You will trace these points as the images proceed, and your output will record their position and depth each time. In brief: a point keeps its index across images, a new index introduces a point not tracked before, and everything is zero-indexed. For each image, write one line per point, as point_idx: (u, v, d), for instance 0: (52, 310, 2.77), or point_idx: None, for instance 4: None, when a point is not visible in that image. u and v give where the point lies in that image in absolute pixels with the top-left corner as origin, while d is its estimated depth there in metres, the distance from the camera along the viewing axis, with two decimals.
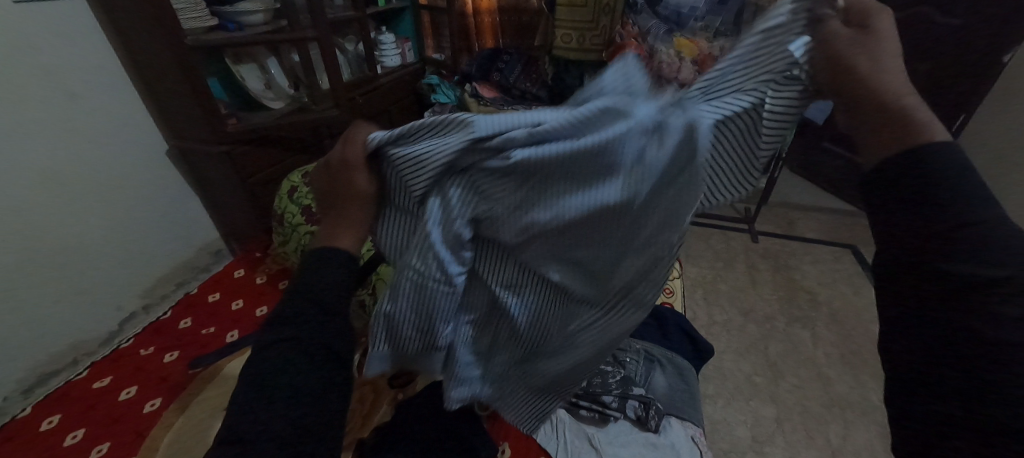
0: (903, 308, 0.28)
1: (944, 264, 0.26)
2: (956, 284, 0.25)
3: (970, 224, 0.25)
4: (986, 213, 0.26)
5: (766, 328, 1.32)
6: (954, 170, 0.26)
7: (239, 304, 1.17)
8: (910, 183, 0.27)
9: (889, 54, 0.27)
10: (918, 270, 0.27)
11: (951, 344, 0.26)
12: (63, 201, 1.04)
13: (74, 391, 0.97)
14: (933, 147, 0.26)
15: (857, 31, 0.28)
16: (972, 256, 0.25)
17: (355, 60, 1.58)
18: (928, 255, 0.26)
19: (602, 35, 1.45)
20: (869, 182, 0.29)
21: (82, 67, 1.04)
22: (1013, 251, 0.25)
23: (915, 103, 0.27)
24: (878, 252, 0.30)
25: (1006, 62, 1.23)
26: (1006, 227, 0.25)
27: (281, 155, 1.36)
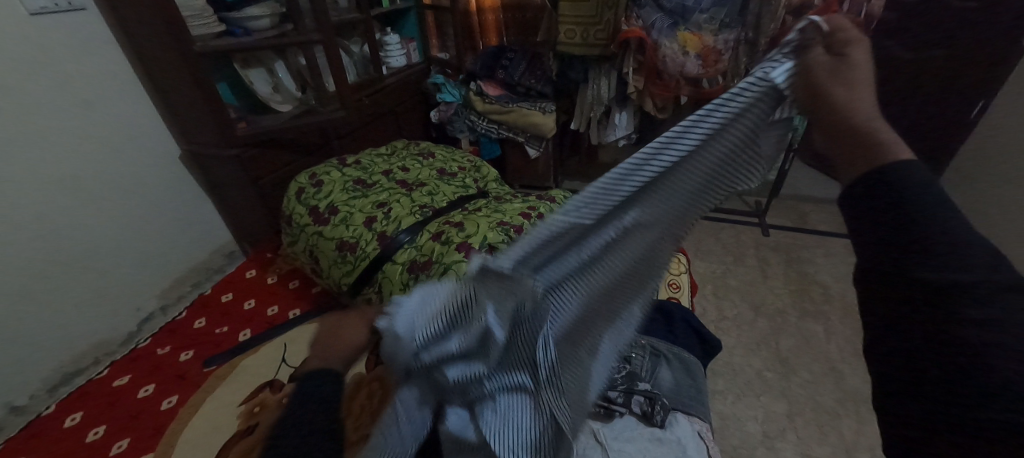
0: (882, 310, 0.26)
1: (914, 268, 0.24)
2: (932, 297, 0.23)
3: (935, 235, 0.24)
4: (951, 225, 0.24)
5: (778, 322, 1.30)
6: (922, 186, 0.25)
7: (251, 305, 1.20)
8: (881, 201, 0.26)
9: (860, 82, 0.29)
10: (886, 270, 0.25)
11: (938, 363, 0.23)
12: (82, 205, 1.07)
13: (95, 389, 1.00)
14: (901, 165, 0.26)
15: (833, 60, 0.30)
16: (938, 257, 0.23)
17: (361, 61, 1.60)
18: (905, 260, 0.24)
19: (605, 30, 1.44)
20: (845, 202, 0.28)
21: (95, 75, 1.07)
22: (978, 261, 0.23)
23: (880, 125, 0.27)
24: (856, 271, 0.28)
25: None
26: (970, 238, 0.24)
27: (292, 158, 1.39)
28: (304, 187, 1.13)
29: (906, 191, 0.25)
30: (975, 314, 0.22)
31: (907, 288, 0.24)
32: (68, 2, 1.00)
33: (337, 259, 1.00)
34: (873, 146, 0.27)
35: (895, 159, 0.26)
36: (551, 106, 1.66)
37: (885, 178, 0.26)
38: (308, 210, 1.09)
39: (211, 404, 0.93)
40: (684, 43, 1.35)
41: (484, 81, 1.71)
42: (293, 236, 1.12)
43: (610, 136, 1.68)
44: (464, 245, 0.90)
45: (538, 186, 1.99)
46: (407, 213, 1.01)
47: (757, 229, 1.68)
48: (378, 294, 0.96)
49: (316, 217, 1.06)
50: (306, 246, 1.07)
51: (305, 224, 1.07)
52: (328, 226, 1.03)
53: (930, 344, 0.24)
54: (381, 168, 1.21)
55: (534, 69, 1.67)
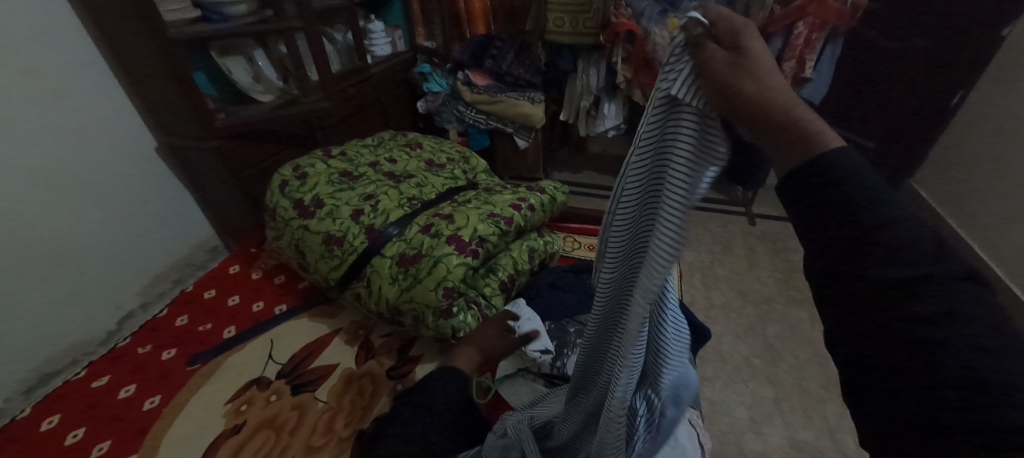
0: (853, 330, 0.27)
1: (874, 272, 0.25)
2: (882, 283, 0.25)
3: (883, 225, 0.25)
4: (896, 212, 0.25)
5: (764, 310, 1.32)
6: (853, 175, 0.26)
7: (235, 301, 1.17)
8: (824, 192, 0.26)
9: (766, 72, 0.29)
10: (842, 268, 0.26)
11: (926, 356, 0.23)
12: (54, 201, 1.03)
13: (74, 391, 0.97)
14: (827, 152, 0.27)
15: (732, 51, 0.30)
16: (894, 261, 0.24)
17: (345, 50, 1.55)
18: (860, 253, 0.25)
19: (595, 18, 1.42)
20: (789, 195, 0.28)
21: (64, 63, 1.01)
22: (919, 245, 0.24)
23: (805, 114, 0.28)
24: (810, 262, 0.29)
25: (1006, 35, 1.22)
26: (912, 222, 0.25)
27: (275, 149, 1.35)
28: (287, 180, 1.10)
29: (845, 188, 0.26)
30: (927, 301, 0.24)
31: (874, 296, 0.25)
32: None
33: (324, 253, 0.98)
34: (802, 141, 0.28)
35: (826, 149, 0.27)
36: (540, 95, 1.64)
37: (825, 174, 0.26)
38: (292, 203, 1.06)
39: (197, 403, 0.91)
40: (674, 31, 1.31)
41: (472, 70, 1.69)
42: (278, 230, 1.09)
43: (599, 127, 1.67)
44: (454, 237, 0.90)
45: (527, 177, 1.97)
46: (395, 205, 0.99)
47: (744, 219, 1.71)
48: (366, 288, 0.95)
49: (302, 210, 1.03)
50: (291, 241, 1.04)
51: (289, 218, 1.04)
52: (313, 220, 1.00)
53: (906, 345, 0.24)
54: (368, 159, 1.18)
55: (523, 58, 1.65)
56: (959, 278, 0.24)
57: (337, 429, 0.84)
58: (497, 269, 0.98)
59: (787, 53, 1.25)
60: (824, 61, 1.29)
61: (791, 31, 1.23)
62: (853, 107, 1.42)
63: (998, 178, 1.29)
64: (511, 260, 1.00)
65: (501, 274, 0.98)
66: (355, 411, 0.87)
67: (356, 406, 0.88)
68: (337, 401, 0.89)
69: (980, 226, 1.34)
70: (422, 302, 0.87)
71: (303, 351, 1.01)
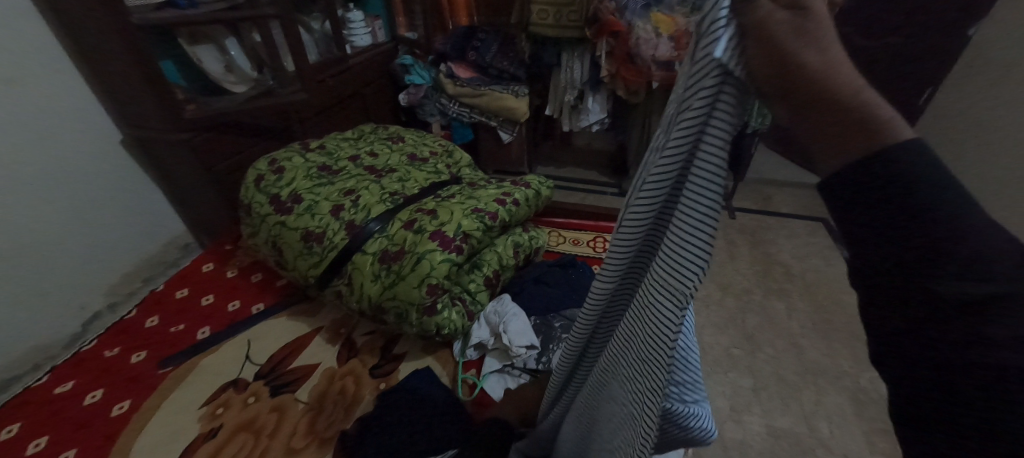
0: (890, 328, 0.25)
1: (943, 279, 0.22)
2: (952, 295, 0.22)
3: (958, 230, 0.21)
4: (972, 213, 0.21)
5: (744, 301, 1.35)
6: (921, 169, 0.22)
7: (210, 300, 1.12)
8: (884, 189, 0.23)
9: (830, 44, 0.24)
10: (898, 270, 0.23)
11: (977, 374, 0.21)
12: (9, 198, 0.96)
13: (36, 397, 0.92)
14: (900, 144, 0.23)
15: (795, 13, 0.25)
16: (969, 269, 0.21)
17: (323, 39, 1.50)
18: (924, 259, 0.22)
19: (579, 11, 1.41)
20: (839, 188, 0.25)
21: (17, 50, 0.95)
22: (1001, 251, 0.21)
23: (870, 97, 0.23)
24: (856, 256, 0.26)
25: (972, 35, 1.27)
26: (991, 224, 0.21)
27: (250, 142, 1.30)
28: (263, 174, 1.06)
29: (911, 186, 0.22)
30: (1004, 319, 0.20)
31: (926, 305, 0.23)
32: None
33: (303, 250, 0.95)
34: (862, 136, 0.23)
35: (896, 143, 0.23)
36: (524, 89, 1.63)
37: (887, 168, 0.22)
38: (268, 199, 1.02)
39: (170, 407, 0.88)
40: (657, 25, 1.34)
41: (455, 63, 1.66)
42: (253, 226, 1.05)
43: (583, 121, 1.67)
44: (437, 233, 0.88)
45: (512, 171, 1.96)
46: (377, 200, 0.97)
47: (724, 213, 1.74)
48: (347, 285, 0.92)
49: (279, 206, 1.00)
50: (268, 238, 1.01)
51: (265, 214, 1.01)
52: (291, 216, 0.97)
53: (968, 363, 0.22)
54: (348, 153, 1.15)
55: (507, 51, 1.62)
56: None
57: (318, 431, 0.82)
58: (482, 265, 0.97)
59: None
60: None
61: None
62: None
63: None
64: (496, 255, 0.99)
65: (486, 270, 0.97)
66: (337, 412, 0.85)
67: (337, 407, 0.86)
68: (318, 401, 0.87)
69: None
70: (405, 299, 0.85)
71: (283, 351, 0.98)
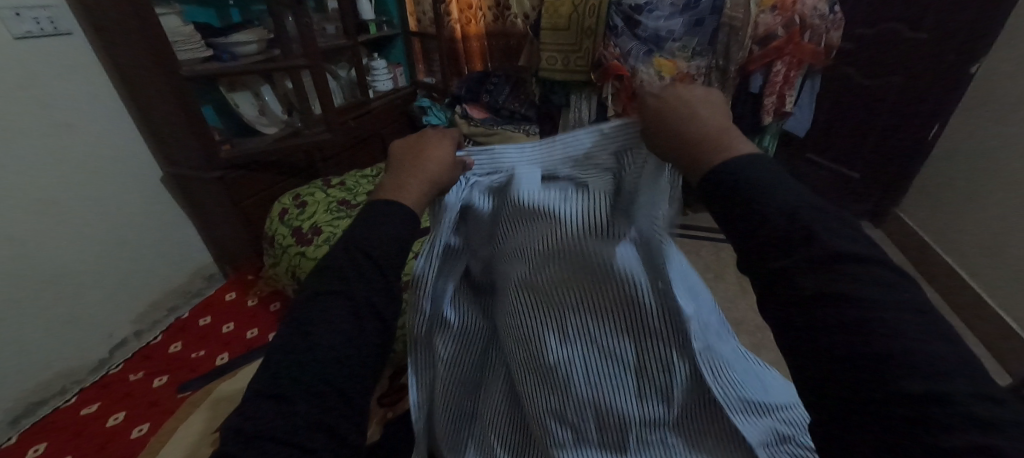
0: (804, 319, 0.25)
1: (806, 256, 0.25)
2: (815, 253, 0.25)
3: (806, 241, 0.26)
4: (816, 224, 0.26)
5: (758, 338, 1.33)
6: (766, 181, 0.29)
7: (229, 329, 1.22)
8: (773, 228, 0.27)
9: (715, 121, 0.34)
10: (790, 278, 0.26)
11: (831, 308, 0.24)
12: (60, 228, 1.06)
13: (62, 419, 1.02)
14: (736, 161, 0.30)
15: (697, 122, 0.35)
16: (827, 259, 0.25)
17: (348, 85, 1.64)
18: (783, 244, 0.26)
19: (585, 57, 1.48)
20: (753, 240, 0.28)
21: (80, 99, 1.07)
22: (831, 239, 0.25)
23: (715, 136, 0.33)
24: (776, 306, 0.27)
25: (973, 72, 1.51)
26: (821, 226, 0.26)
27: (276, 179, 1.41)
28: (287, 207, 1.14)
29: (765, 204, 0.28)
30: (836, 251, 0.25)
31: (819, 301, 0.24)
32: (54, 27, 1.00)
33: None
34: (716, 141, 0.32)
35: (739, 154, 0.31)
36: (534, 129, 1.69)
37: (730, 177, 0.30)
38: (291, 230, 1.09)
39: None
40: (660, 69, 1.40)
41: (469, 104, 1.75)
42: (276, 257, 1.11)
43: None
44: None
45: None
46: None
47: None
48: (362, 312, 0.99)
49: (300, 237, 1.06)
50: (289, 267, 1.07)
51: (288, 244, 1.07)
52: (311, 246, 1.04)
53: (835, 304, 0.24)
54: (366, 188, 1.22)
55: (518, 93, 1.74)
56: (862, 261, 0.25)
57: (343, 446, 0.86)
58: None
59: (767, 89, 1.40)
60: (804, 97, 1.49)
61: (770, 69, 1.38)
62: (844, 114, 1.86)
63: (995, 213, 1.35)
64: None
65: None
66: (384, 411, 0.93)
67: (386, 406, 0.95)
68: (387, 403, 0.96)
69: (971, 265, 1.43)
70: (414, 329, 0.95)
71: None
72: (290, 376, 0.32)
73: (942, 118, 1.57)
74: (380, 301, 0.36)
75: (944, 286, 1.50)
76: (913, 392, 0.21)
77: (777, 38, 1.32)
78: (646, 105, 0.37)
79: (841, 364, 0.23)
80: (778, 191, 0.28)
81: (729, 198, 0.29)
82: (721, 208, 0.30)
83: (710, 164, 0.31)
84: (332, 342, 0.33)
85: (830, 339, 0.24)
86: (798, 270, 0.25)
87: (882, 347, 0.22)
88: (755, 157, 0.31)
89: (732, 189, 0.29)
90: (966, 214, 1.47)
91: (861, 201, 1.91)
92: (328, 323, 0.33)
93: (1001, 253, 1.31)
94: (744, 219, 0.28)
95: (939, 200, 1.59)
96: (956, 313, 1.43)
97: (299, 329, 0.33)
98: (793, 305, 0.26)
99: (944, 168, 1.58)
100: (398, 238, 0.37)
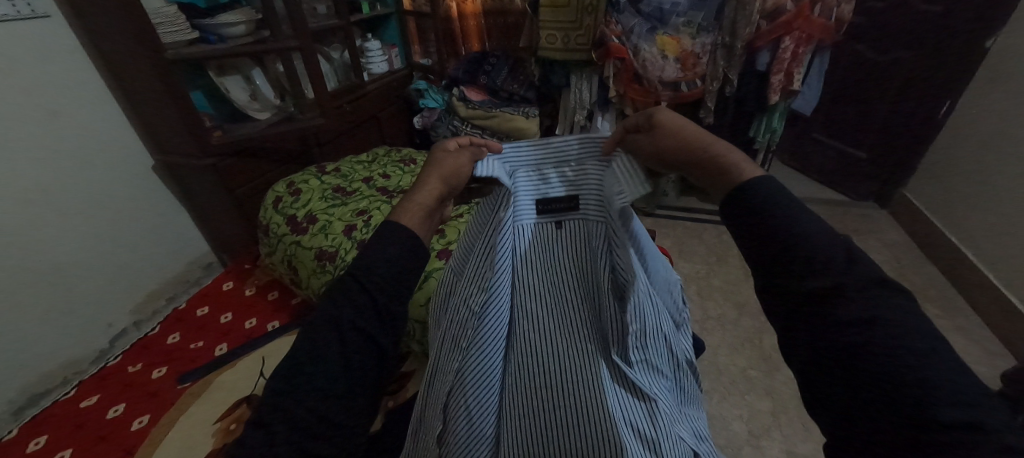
0: (833, 347, 0.30)
1: (833, 287, 0.31)
2: (840, 286, 0.31)
3: (831, 273, 0.32)
4: (833, 255, 0.33)
5: (761, 322, 1.32)
6: (793, 215, 0.35)
7: (228, 319, 1.22)
8: (805, 259, 0.33)
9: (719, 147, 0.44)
10: (823, 308, 0.32)
11: (863, 343, 0.29)
12: (51, 220, 1.04)
13: (65, 410, 1.02)
14: (758, 185, 0.38)
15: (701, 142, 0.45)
16: (855, 293, 0.31)
17: (342, 67, 1.58)
18: (815, 275, 0.32)
19: (586, 35, 1.41)
20: (786, 268, 0.34)
21: (62, 85, 1.03)
22: (852, 274, 0.32)
23: (730, 157, 0.42)
24: (801, 337, 0.33)
25: (989, 46, 1.41)
26: (843, 259, 0.33)
27: (270, 166, 1.38)
28: (281, 196, 1.11)
29: (793, 234, 0.34)
30: (860, 285, 0.31)
31: (851, 332, 0.30)
32: (31, 9, 0.95)
33: (316, 268, 0.98)
34: (733, 161, 0.41)
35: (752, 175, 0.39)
36: (534, 110, 1.65)
37: (757, 203, 0.37)
38: (285, 219, 1.07)
39: (186, 422, 0.95)
40: (662, 47, 1.36)
41: (467, 86, 1.71)
42: (271, 246, 1.09)
43: None
44: (444, 252, 0.99)
45: None
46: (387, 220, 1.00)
47: None
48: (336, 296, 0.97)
49: (296, 225, 1.04)
50: (285, 256, 1.05)
51: (282, 234, 1.05)
52: (307, 235, 1.01)
53: (860, 336, 0.30)
54: (362, 175, 1.19)
55: (517, 74, 1.67)
56: (879, 292, 0.31)
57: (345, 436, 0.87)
58: None
59: (774, 66, 1.35)
60: (813, 74, 1.44)
61: (778, 45, 1.33)
62: (852, 92, 1.81)
63: (1007, 194, 1.31)
64: None
65: None
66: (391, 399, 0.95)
67: (394, 395, 0.97)
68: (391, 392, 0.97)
69: (977, 244, 1.41)
70: (414, 318, 0.95)
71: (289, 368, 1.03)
72: (281, 404, 0.34)
73: (954, 95, 1.52)
74: (375, 330, 0.37)
75: (950, 267, 1.48)
76: (949, 421, 0.25)
77: (785, 12, 1.27)
78: (659, 124, 0.47)
79: (871, 389, 0.28)
80: (810, 228, 0.34)
81: (770, 234, 0.35)
82: (763, 243, 0.35)
83: (737, 184, 0.39)
84: (323, 375, 0.34)
85: (860, 367, 0.29)
86: (832, 302, 0.31)
87: (916, 377, 0.27)
88: (779, 194, 0.37)
89: (772, 223, 0.35)
90: (974, 194, 1.44)
91: (867, 182, 1.87)
92: (319, 359, 0.35)
93: (1011, 235, 1.29)
94: (779, 250, 0.34)
95: (949, 181, 1.55)
96: (960, 295, 1.42)
97: (292, 362, 0.35)
98: (828, 335, 0.31)
99: (955, 147, 1.54)
100: (395, 271, 0.40)
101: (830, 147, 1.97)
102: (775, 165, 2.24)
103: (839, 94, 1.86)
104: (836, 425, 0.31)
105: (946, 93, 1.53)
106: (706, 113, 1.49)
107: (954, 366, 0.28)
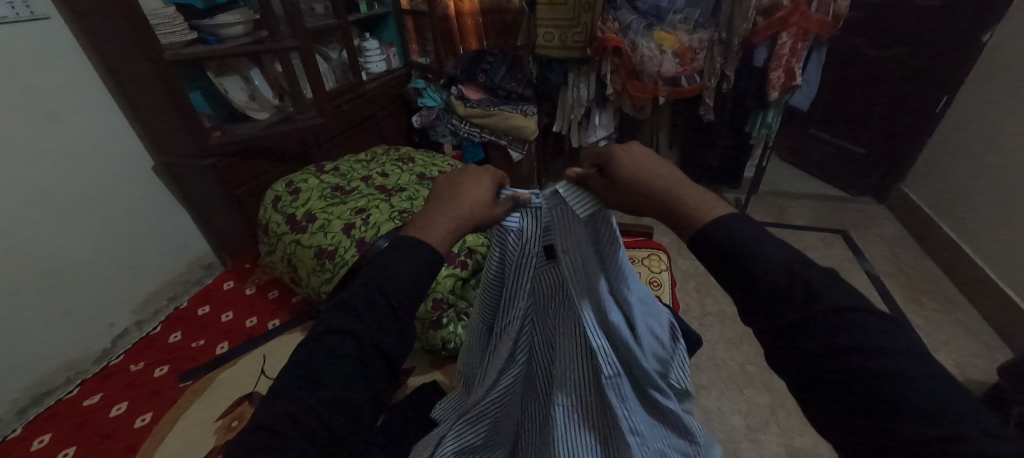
0: (802, 357, 0.28)
1: (792, 310, 0.29)
2: (802, 302, 0.29)
3: (789, 293, 0.29)
4: (796, 273, 0.30)
5: None
6: (753, 237, 0.32)
7: (228, 318, 1.22)
8: (762, 290, 0.30)
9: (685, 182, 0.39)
10: (788, 325, 0.29)
11: (833, 354, 0.27)
12: (53, 221, 1.05)
13: (68, 409, 1.03)
14: (719, 217, 0.34)
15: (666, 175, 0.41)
16: (821, 313, 0.28)
17: (340, 67, 1.59)
18: (777, 299, 0.30)
19: (584, 32, 1.40)
20: (754, 299, 0.31)
21: (61, 87, 1.03)
22: (818, 289, 0.29)
23: (696, 194, 0.37)
24: (773, 347, 0.31)
25: (986, 40, 1.41)
26: (805, 275, 0.30)
27: (270, 165, 1.38)
28: (280, 195, 1.12)
29: (751, 260, 0.31)
30: (827, 301, 0.28)
31: (817, 345, 0.28)
32: (31, 11, 0.95)
33: (316, 267, 0.99)
34: (702, 196, 0.37)
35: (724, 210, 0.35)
36: (532, 108, 1.66)
37: (722, 235, 0.33)
38: (285, 218, 1.07)
39: (187, 420, 0.96)
40: (660, 42, 1.36)
41: (466, 85, 1.71)
42: (271, 245, 1.10)
43: (591, 137, 1.64)
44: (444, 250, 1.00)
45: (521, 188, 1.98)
46: (386, 218, 1.00)
47: None
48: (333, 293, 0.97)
49: (296, 224, 1.05)
50: (285, 255, 1.05)
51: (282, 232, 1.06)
52: (306, 234, 1.02)
53: (828, 344, 0.27)
54: (360, 174, 1.19)
55: (515, 72, 1.66)
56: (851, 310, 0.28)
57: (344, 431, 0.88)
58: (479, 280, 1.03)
59: (772, 63, 1.35)
60: (811, 69, 1.44)
61: (775, 41, 1.33)
62: (850, 87, 1.81)
63: (1003, 188, 1.32)
64: None
65: None
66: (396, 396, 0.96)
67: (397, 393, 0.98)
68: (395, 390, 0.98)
69: (975, 238, 1.42)
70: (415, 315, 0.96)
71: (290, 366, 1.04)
72: (289, 410, 0.29)
73: (951, 90, 1.52)
74: (389, 342, 0.33)
75: (948, 261, 1.49)
76: (926, 436, 0.23)
77: (782, 8, 1.27)
78: (618, 180, 0.42)
79: (845, 401, 0.26)
80: (772, 248, 0.31)
81: (728, 252, 0.32)
82: (724, 264, 0.33)
83: (704, 220, 0.35)
84: (343, 384, 0.30)
85: (832, 378, 0.27)
86: (798, 318, 0.29)
87: (888, 389, 0.25)
88: (739, 215, 0.34)
89: (732, 251, 0.32)
90: (972, 188, 1.44)
91: (865, 177, 1.88)
92: (337, 365, 0.31)
93: (1007, 228, 1.30)
94: (737, 273, 0.32)
95: (946, 175, 1.56)
96: (957, 288, 1.43)
97: (301, 367, 0.31)
98: (797, 355, 0.29)
99: (953, 141, 1.54)
100: (420, 283, 0.36)
101: (827, 142, 1.97)
102: (773, 161, 2.24)
103: (837, 89, 1.86)
104: (839, 443, 0.28)
105: (943, 88, 1.53)
106: (706, 110, 1.50)
107: (928, 370, 0.25)
